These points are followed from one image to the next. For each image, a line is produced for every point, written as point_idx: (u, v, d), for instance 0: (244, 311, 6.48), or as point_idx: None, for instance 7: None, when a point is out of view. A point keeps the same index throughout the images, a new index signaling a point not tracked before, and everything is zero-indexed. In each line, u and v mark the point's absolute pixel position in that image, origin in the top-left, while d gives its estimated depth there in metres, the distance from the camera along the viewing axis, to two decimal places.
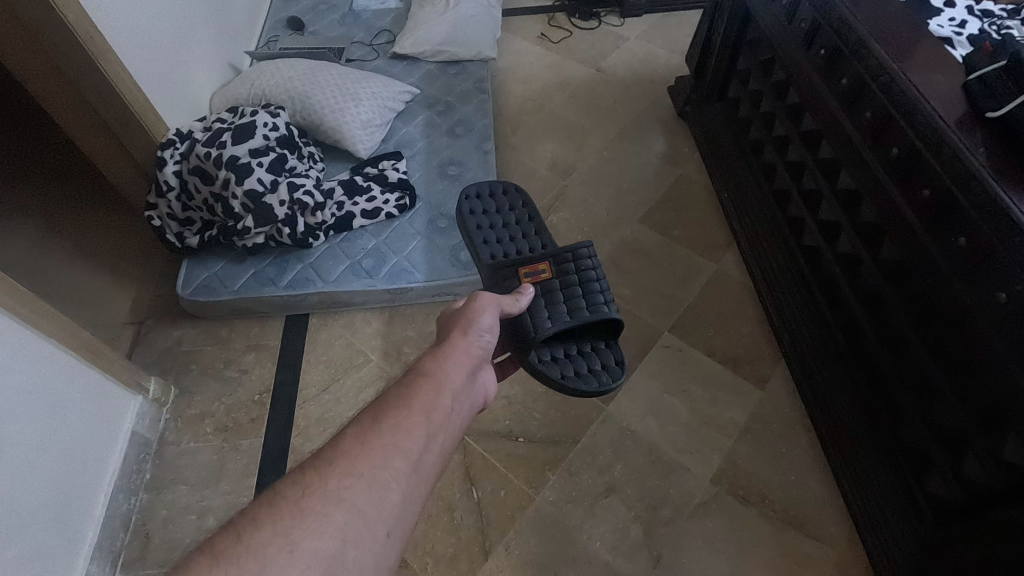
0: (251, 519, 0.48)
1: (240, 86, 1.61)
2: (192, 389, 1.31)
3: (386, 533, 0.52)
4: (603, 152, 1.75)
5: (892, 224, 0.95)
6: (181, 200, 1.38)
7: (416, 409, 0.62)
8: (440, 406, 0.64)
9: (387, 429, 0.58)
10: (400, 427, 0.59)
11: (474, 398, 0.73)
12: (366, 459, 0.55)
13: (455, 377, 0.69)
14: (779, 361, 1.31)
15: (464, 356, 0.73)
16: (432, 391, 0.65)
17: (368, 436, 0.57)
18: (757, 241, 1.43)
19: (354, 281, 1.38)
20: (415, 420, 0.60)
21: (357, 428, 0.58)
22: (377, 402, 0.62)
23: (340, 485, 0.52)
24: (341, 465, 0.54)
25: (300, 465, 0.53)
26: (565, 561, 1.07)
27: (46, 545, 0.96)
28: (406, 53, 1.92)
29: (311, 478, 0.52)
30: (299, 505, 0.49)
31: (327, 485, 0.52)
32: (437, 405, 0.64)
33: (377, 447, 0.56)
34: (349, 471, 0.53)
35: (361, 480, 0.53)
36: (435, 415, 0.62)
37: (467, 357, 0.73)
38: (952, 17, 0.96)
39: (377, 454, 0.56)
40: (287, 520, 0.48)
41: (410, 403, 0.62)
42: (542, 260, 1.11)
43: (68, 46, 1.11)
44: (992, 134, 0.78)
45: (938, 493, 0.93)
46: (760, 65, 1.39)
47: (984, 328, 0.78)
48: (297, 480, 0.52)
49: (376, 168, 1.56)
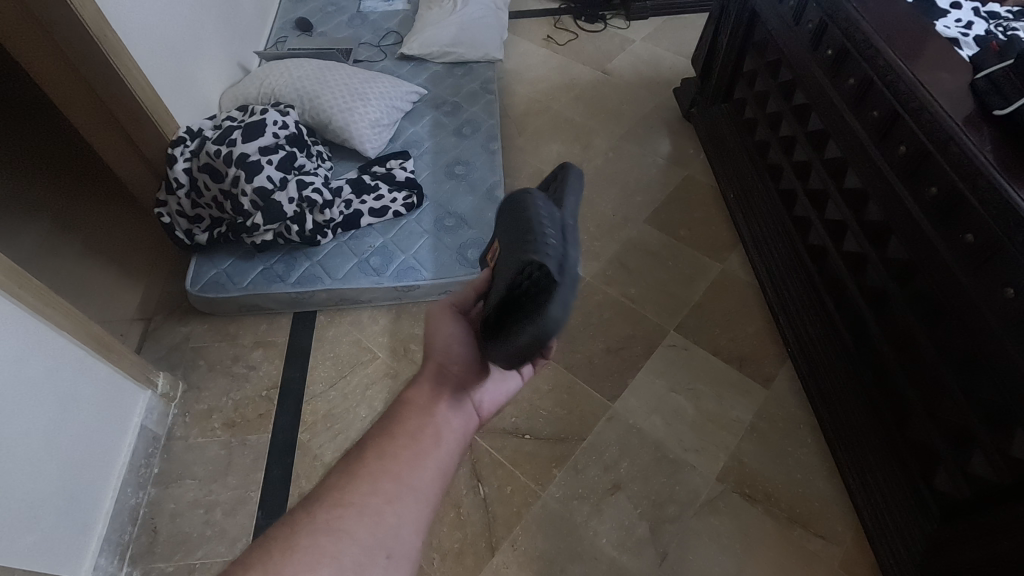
0: (243, 561, 0.52)
1: (249, 85, 1.63)
2: (200, 384, 1.32)
3: (386, 555, 0.55)
4: (608, 153, 1.76)
5: (899, 222, 0.95)
6: (191, 197, 1.39)
7: (399, 434, 0.64)
8: (424, 426, 0.66)
9: (372, 458, 0.62)
10: (385, 455, 0.62)
11: (471, 407, 0.73)
12: (354, 490, 0.58)
13: (440, 395, 0.70)
14: (784, 360, 1.31)
15: (448, 372, 0.73)
16: (415, 414, 0.67)
17: (354, 467, 0.61)
18: (763, 242, 1.44)
19: (361, 279, 1.38)
20: (399, 445, 0.63)
21: (343, 462, 0.61)
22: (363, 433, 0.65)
23: (330, 519, 0.56)
24: (329, 501, 0.57)
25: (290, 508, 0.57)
26: (570, 558, 1.07)
27: (56, 537, 0.96)
28: (413, 54, 1.93)
29: (300, 516, 0.56)
30: (289, 543, 0.53)
31: (317, 519, 0.55)
32: (422, 426, 0.66)
33: (365, 477, 0.60)
34: (338, 502, 0.57)
35: (351, 508, 0.57)
36: (421, 436, 0.65)
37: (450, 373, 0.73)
38: (958, 18, 0.97)
39: (365, 483, 0.59)
40: (279, 559, 0.52)
41: (394, 429, 0.65)
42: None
43: (82, 43, 1.13)
44: (999, 131, 0.79)
45: (945, 491, 0.93)
46: (766, 67, 1.40)
47: (992, 324, 0.79)
48: (289, 521, 0.55)
49: (384, 167, 1.57)
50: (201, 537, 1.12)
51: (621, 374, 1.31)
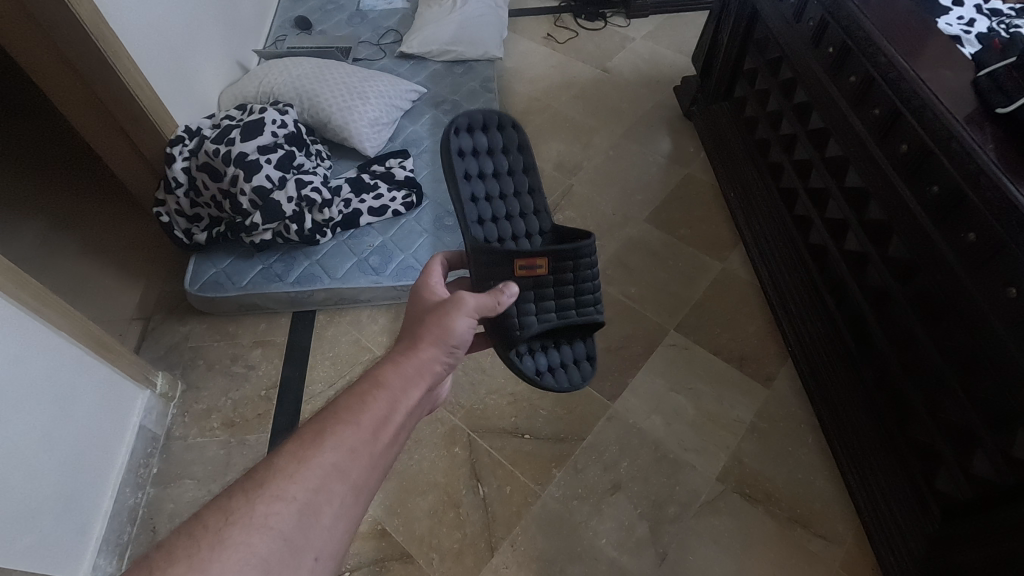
0: (167, 551, 0.46)
1: (248, 84, 1.62)
2: (199, 383, 1.32)
3: (312, 557, 0.51)
4: (608, 151, 1.76)
5: (900, 222, 0.95)
6: (189, 197, 1.38)
7: (363, 426, 0.59)
8: (389, 426, 0.61)
9: (328, 447, 0.56)
10: (343, 447, 0.56)
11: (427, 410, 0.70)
12: (300, 483, 0.53)
13: (411, 395, 0.64)
14: (785, 359, 1.30)
15: (428, 371, 0.67)
16: (385, 409, 0.61)
17: (306, 453, 0.55)
18: (764, 241, 1.43)
19: (360, 278, 1.38)
20: (361, 440, 0.58)
21: (297, 443, 0.55)
22: (326, 413, 0.59)
23: (267, 511, 0.50)
24: (272, 490, 0.52)
25: (227, 488, 0.52)
26: (570, 558, 1.07)
27: (54, 538, 0.96)
28: (413, 52, 1.93)
29: (237, 504, 0.50)
30: (220, 537, 0.48)
31: (254, 511, 0.50)
32: (387, 426, 0.60)
33: (314, 468, 0.54)
34: (279, 493, 0.52)
35: (292, 504, 0.52)
36: (383, 435, 0.60)
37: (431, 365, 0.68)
38: (960, 16, 0.97)
39: (312, 473, 0.54)
40: (203, 554, 0.46)
41: (359, 419, 0.59)
42: (541, 253, 0.94)
43: (80, 43, 1.13)
44: (1001, 129, 0.78)
45: (947, 491, 0.93)
46: (767, 65, 1.40)
47: (994, 324, 0.78)
48: (223, 507, 0.50)
49: (383, 165, 1.57)
50: None
51: (621, 374, 1.30)
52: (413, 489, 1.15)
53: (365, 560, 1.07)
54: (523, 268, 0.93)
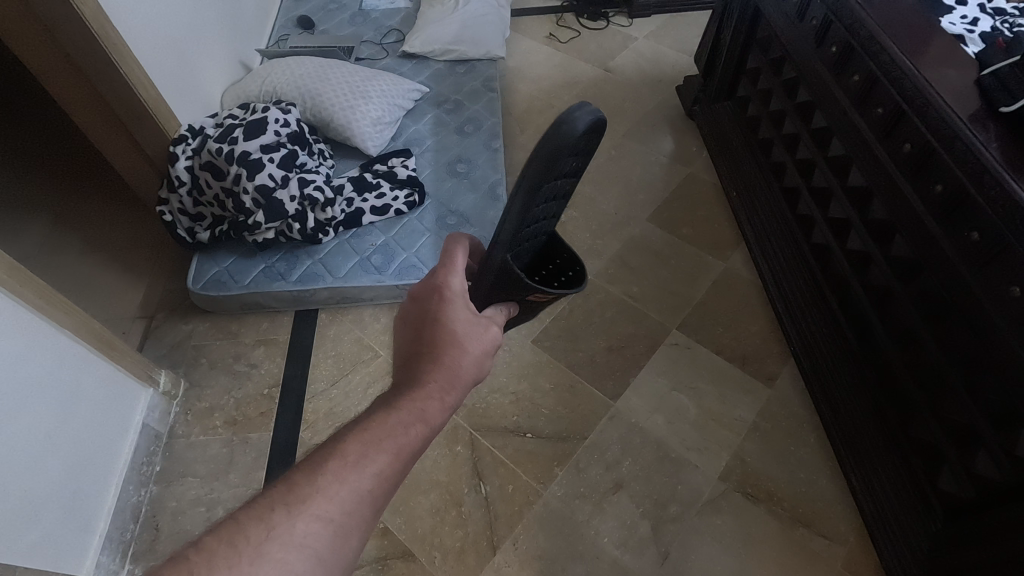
0: (206, 554, 0.44)
1: (251, 83, 1.62)
2: (202, 382, 1.32)
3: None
4: (610, 151, 1.76)
5: (904, 221, 0.95)
6: (193, 195, 1.38)
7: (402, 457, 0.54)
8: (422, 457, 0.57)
9: (368, 472, 0.52)
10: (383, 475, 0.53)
11: None
12: (339, 507, 0.49)
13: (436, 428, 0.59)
14: (787, 359, 1.30)
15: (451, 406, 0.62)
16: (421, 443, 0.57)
17: (348, 474, 0.51)
18: (766, 240, 1.43)
19: (362, 277, 1.38)
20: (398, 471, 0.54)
21: (340, 461, 0.52)
22: (367, 434, 0.54)
23: (306, 531, 0.47)
24: (313, 508, 0.48)
25: (268, 497, 0.49)
26: (572, 557, 1.07)
27: (58, 535, 0.96)
28: (415, 52, 1.93)
29: (278, 516, 0.47)
30: (259, 550, 0.45)
31: (294, 528, 0.47)
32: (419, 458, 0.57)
33: (350, 491, 0.50)
34: (320, 513, 0.48)
35: (330, 527, 0.48)
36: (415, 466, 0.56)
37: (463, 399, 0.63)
38: (963, 15, 0.96)
39: (349, 497, 0.50)
40: (242, 567, 0.44)
41: (399, 449, 0.54)
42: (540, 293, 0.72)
43: (84, 42, 1.13)
44: (1005, 128, 0.78)
45: (950, 491, 0.93)
46: (769, 64, 1.39)
47: (998, 324, 0.78)
48: (263, 517, 0.47)
49: (385, 165, 1.57)
50: None
51: (623, 373, 1.30)
52: (415, 488, 1.15)
53: (367, 558, 1.07)
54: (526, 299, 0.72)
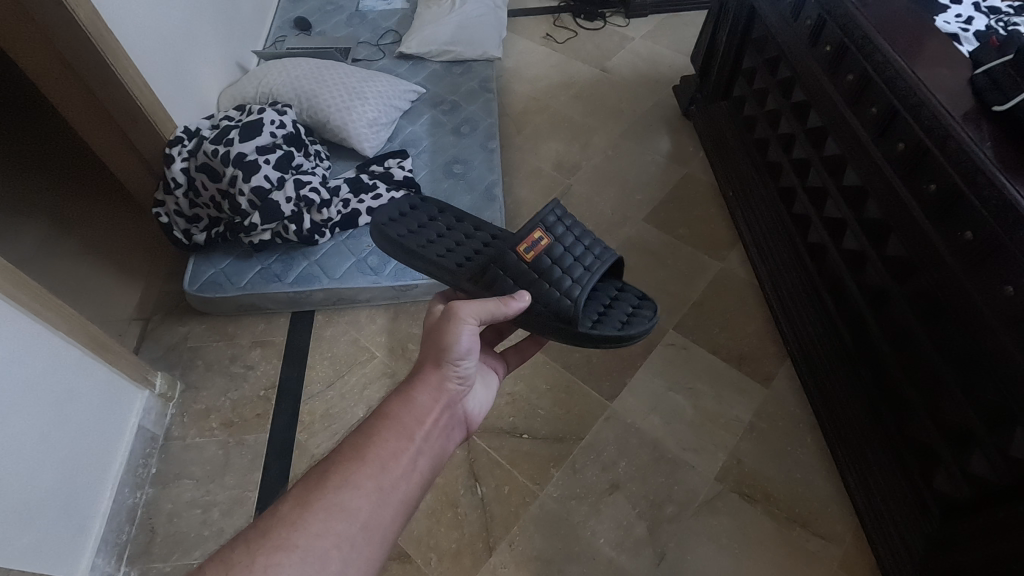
0: None
1: (247, 84, 1.62)
2: (198, 383, 1.32)
3: None
4: (607, 151, 1.76)
5: (897, 221, 0.95)
6: (188, 197, 1.38)
7: (369, 461, 0.62)
8: (396, 458, 0.63)
9: (333, 487, 0.59)
10: (348, 485, 0.60)
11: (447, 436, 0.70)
12: (304, 528, 0.55)
13: (417, 435, 0.67)
14: (784, 359, 1.30)
15: (431, 395, 0.71)
16: (392, 441, 0.65)
17: (311, 496, 0.58)
18: (763, 240, 1.42)
19: (358, 278, 1.38)
20: (365, 474, 0.61)
21: (302, 489, 0.59)
22: (332, 457, 0.62)
23: (270, 559, 0.53)
24: (274, 538, 0.54)
25: (231, 538, 0.54)
26: (567, 558, 1.07)
27: (52, 538, 0.96)
28: (412, 53, 1.93)
29: (239, 555, 0.52)
30: None
31: (255, 562, 0.52)
32: (394, 456, 0.64)
33: (316, 511, 0.57)
34: (282, 543, 0.54)
35: (295, 551, 0.54)
36: (390, 467, 0.63)
37: (435, 394, 0.71)
38: (958, 13, 0.96)
39: (316, 516, 0.57)
40: None
41: (364, 456, 0.62)
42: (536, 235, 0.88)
43: (78, 44, 1.13)
44: (998, 127, 0.78)
45: (945, 490, 0.92)
46: (765, 63, 1.39)
47: (992, 323, 0.78)
48: (224, 559, 0.52)
49: (382, 166, 1.57)
50: (198, 537, 1.12)
51: (620, 374, 1.30)
52: None
53: None
54: (527, 248, 0.86)
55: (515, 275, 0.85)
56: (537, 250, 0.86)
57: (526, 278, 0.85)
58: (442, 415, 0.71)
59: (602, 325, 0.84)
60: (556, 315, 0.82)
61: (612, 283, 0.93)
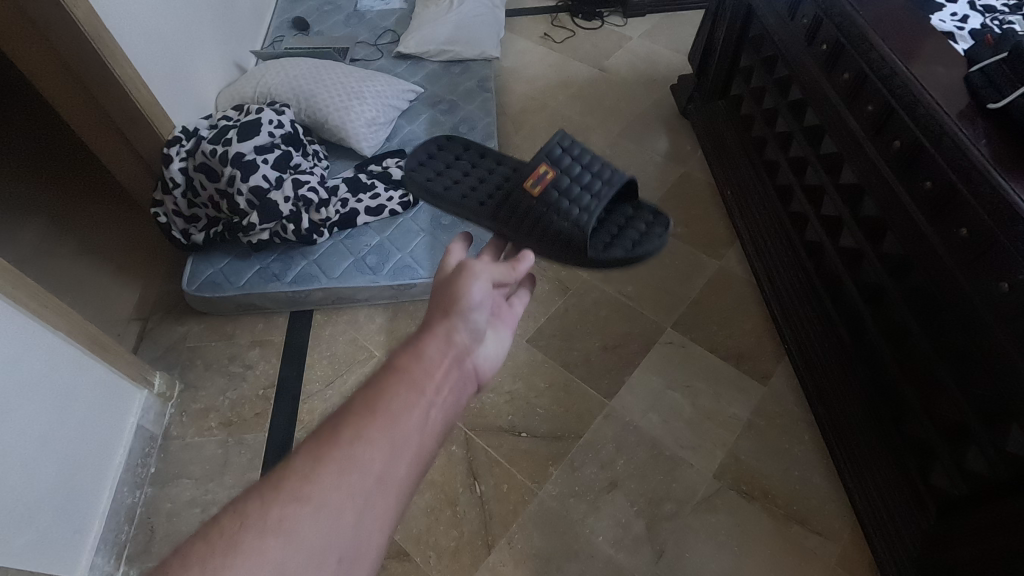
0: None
1: (246, 84, 1.62)
2: (197, 383, 1.32)
3: (340, 557, 0.46)
4: (605, 150, 1.76)
5: (894, 218, 0.95)
6: (187, 197, 1.38)
7: (382, 412, 0.53)
8: (411, 409, 0.55)
9: (343, 440, 0.50)
10: (360, 436, 0.51)
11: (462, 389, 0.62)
12: (315, 483, 0.47)
13: (433, 385, 0.58)
14: (782, 357, 1.31)
15: (445, 345, 0.62)
16: (405, 391, 0.55)
17: (319, 448, 0.49)
18: (761, 238, 1.43)
19: (357, 277, 1.38)
20: (379, 425, 0.52)
21: (306, 443, 0.50)
22: (339, 408, 0.53)
23: (276, 521, 0.44)
24: (277, 497, 0.46)
25: (227, 502, 0.45)
26: (566, 555, 1.07)
27: (51, 537, 0.96)
28: (410, 53, 1.93)
29: (240, 515, 0.44)
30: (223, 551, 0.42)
31: (257, 523, 0.44)
32: (409, 408, 0.55)
33: (325, 466, 0.48)
34: (287, 499, 0.46)
35: (305, 510, 0.46)
36: (405, 418, 0.54)
37: (448, 344, 0.62)
38: (953, 12, 0.97)
39: (325, 472, 0.48)
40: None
41: (375, 406, 0.53)
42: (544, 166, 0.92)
43: (76, 44, 1.13)
44: (993, 124, 0.78)
45: (942, 487, 0.93)
46: (762, 62, 1.39)
47: (988, 320, 0.78)
48: (222, 523, 0.44)
49: (380, 165, 1.57)
50: None
51: (618, 372, 1.30)
52: None
53: None
54: (534, 182, 0.91)
55: (522, 209, 0.91)
56: (543, 185, 0.90)
57: (538, 214, 0.90)
58: (458, 366, 0.62)
59: (612, 249, 0.89)
60: (567, 242, 0.88)
61: (624, 207, 0.96)
